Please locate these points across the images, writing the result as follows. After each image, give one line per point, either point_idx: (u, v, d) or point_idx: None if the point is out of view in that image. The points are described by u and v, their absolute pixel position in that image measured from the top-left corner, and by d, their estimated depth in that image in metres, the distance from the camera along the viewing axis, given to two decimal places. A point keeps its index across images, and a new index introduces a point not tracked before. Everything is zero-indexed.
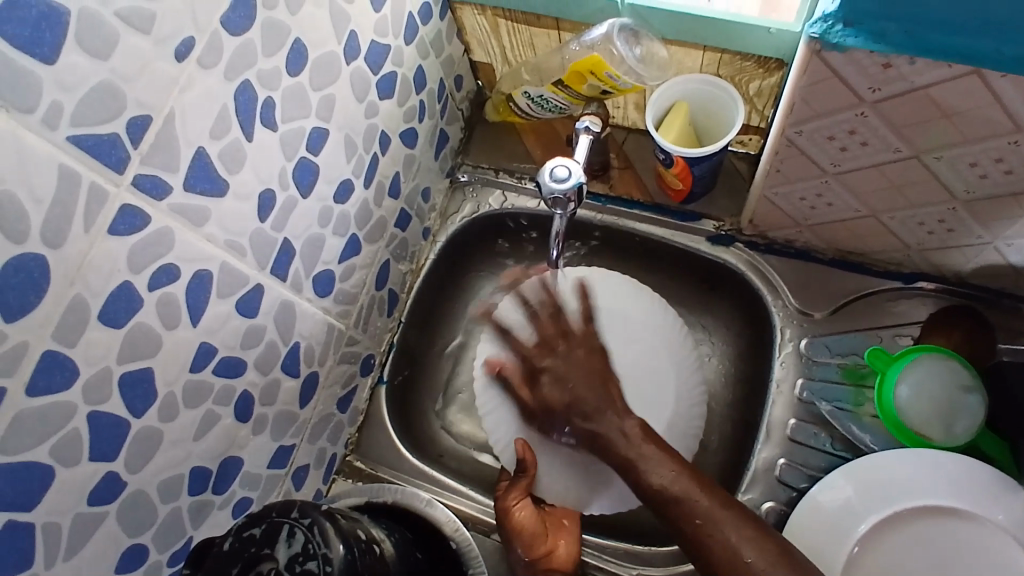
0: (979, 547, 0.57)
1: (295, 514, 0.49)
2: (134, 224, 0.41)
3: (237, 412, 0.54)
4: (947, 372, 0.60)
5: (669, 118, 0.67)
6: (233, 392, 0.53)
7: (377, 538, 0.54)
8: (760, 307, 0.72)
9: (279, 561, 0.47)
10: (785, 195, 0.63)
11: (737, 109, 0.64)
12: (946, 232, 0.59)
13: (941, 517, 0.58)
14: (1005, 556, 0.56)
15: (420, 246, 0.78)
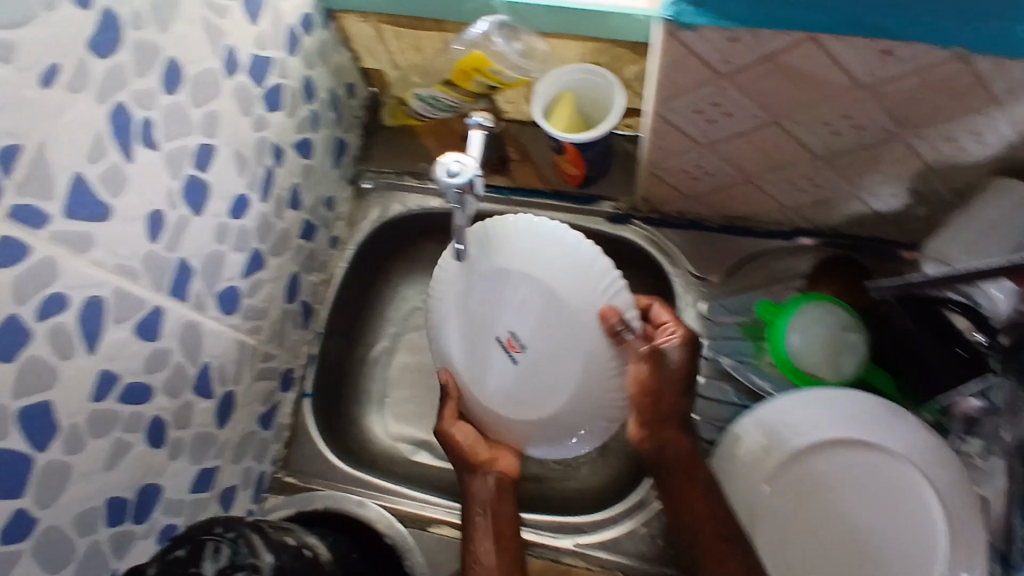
0: (887, 475, 0.62)
1: (218, 530, 0.50)
2: (17, 254, 0.40)
3: (149, 437, 0.53)
4: (831, 315, 0.67)
5: (557, 113, 0.69)
6: (143, 417, 0.52)
7: (310, 544, 0.56)
8: (662, 278, 0.76)
9: None
10: (669, 169, 0.67)
11: (614, 92, 0.67)
12: (814, 188, 0.65)
13: (849, 449, 0.63)
14: (905, 479, 0.61)
15: (330, 255, 0.78)
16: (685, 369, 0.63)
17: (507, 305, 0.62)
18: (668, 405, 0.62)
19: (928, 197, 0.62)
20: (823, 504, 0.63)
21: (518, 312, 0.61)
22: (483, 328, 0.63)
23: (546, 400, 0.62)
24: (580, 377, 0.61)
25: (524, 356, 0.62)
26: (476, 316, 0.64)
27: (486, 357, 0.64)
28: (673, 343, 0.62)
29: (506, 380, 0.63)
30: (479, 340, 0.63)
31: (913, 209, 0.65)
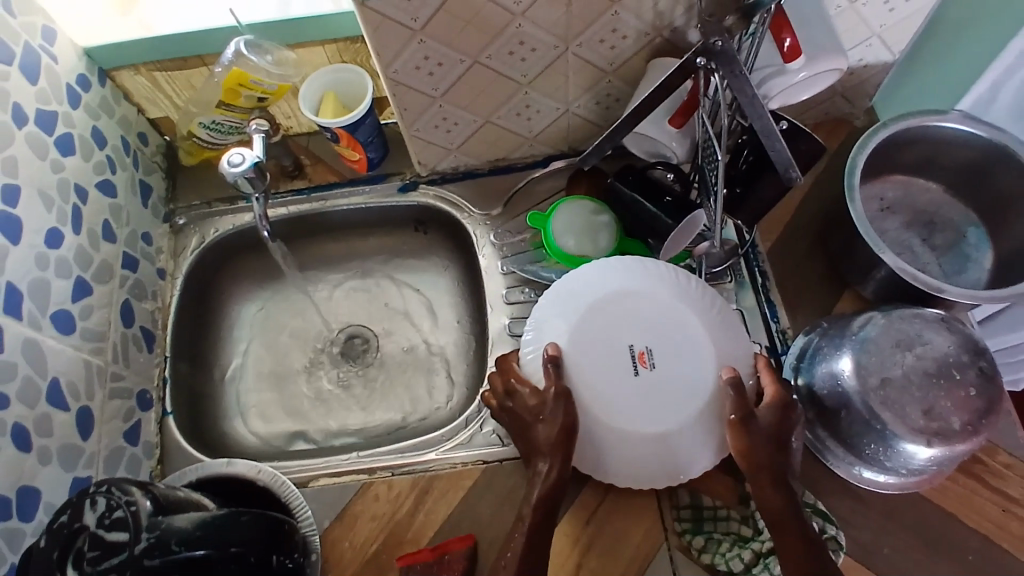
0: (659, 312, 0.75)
1: (99, 486, 0.56)
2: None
3: (15, 442, 0.61)
4: (583, 208, 0.83)
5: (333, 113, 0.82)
6: (5, 423, 0.60)
7: (195, 499, 0.62)
8: (456, 225, 0.91)
9: (90, 526, 0.54)
10: (424, 129, 0.82)
11: (342, 71, 0.82)
12: (536, 113, 0.82)
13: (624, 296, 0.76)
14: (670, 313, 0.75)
15: (160, 285, 0.86)
16: (782, 430, 0.68)
17: (605, 330, 0.74)
18: (777, 450, 0.67)
19: (617, 95, 0.82)
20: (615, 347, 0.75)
21: (609, 341, 0.74)
22: (603, 342, 0.73)
23: (660, 419, 0.70)
24: (673, 424, 0.70)
25: (655, 369, 0.73)
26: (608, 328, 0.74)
27: (596, 354, 0.73)
28: (764, 415, 0.68)
29: (619, 383, 0.72)
30: (610, 349, 0.73)
31: (613, 109, 0.84)
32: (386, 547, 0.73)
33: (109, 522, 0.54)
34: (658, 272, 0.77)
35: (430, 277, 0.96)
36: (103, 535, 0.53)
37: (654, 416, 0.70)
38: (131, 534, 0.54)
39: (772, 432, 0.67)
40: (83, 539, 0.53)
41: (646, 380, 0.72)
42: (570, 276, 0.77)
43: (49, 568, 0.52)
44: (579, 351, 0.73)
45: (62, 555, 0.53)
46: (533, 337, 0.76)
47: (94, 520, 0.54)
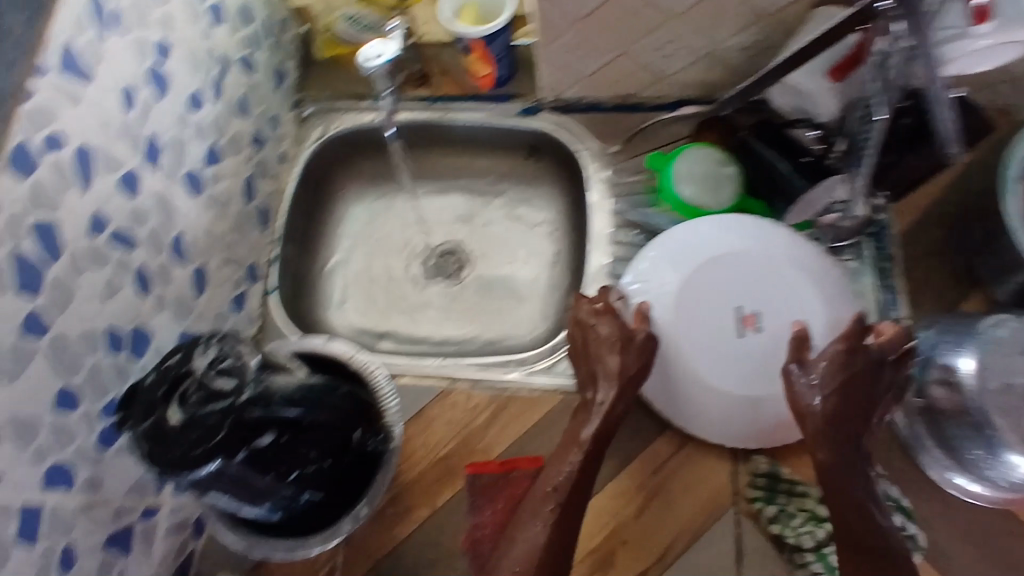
0: (768, 281, 0.74)
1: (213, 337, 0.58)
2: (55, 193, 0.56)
3: (137, 283, 0.64)
4: (711, 158, 0.80)
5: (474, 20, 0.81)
6: (131, 264, 0.64)
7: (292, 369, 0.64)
8: (572, 156, 0.89)
9: (197, 372, 0.56)
10: (559, 52, 0.80)
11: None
12: (677, 51, 0.79)
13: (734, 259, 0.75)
14: (779, 284, 0.74)
15: (280, 170, 0.89)
16: (844, 377, 0.63)
17: (714, 289, 0.74)
18: (833, 401, 0.63)
19: (768, 43, 0.77)
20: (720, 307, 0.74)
21: (716, 299, 0.73)
22: (712, 300, 0.73)
23: (758, 385, 0.70)
24: (770, 392, 0.70)
25: (761, 334, 0.72)
26: (717, 285, 0.74)
27: (704, 311, 0.73)
28: (822, 365, 0.64)
29: (722, 342, 0.71)
30: (718, 308, 0.73)
31: (760, 59, 0.80)
32: (455, 454, 0.75)
33: (217, 370, 0.56)
34: (773, 239, 0.75)
35: (535, 207, 0.95)
36: (210, 381, 0.55)
37: (754, 380, 0.70)
38: (237, 384, 0.56)
39: (828, 383, 0.64)
40: (189, 382, 0.55)
41: (751, 342, 0.71)
42: (683, 232, 0.76)
43: (153, 402, 0.55)
44: (687, 305, 0.73)
45: (169, 391, 0.55)
46: (639, 282, 0.76)
47: (202, 366, 0.56)
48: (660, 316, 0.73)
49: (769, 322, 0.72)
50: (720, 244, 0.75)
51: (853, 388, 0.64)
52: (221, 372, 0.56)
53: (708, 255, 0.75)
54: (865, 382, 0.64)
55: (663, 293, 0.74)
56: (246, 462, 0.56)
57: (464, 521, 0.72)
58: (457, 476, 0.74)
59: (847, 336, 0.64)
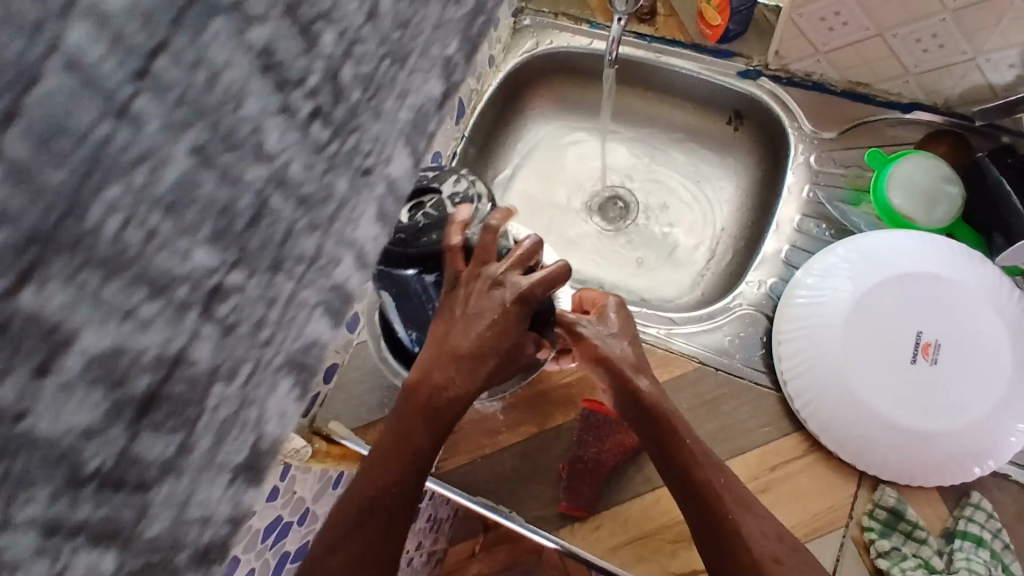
0: (961, 315, 0.68)
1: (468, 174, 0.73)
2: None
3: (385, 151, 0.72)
4: (938, 169, 0.73)
5: None
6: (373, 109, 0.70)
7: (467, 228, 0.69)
8: (779, 132, 0.84)
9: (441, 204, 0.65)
10: (808, 17, 0.75)
11: None
12: (938, 49, 0.72)
13: (930, 284, 0.69)
14: (971, 321, 0.68)
15: (485, 72, 0.89)
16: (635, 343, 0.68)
17: (895, 307, 0.69)
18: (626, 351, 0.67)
19: None
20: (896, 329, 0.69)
21: (897, 316, 0.69)
22: (889, 318, 0.69)
23: (914, 418, 0.65)
24: (926, 428, 0.65)
25: (937, 365, 0.67)
26: (900, 304, 0.69)
27: (876, 327, 0.68)
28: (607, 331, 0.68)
29: (887, 364, 0.67)
30: (892, 327, 0.68)
31: None
32: (578, 386, 0.75)
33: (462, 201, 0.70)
34: (979, 273, 0.69)
35: (719, 176, 0.92)
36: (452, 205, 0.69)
37: (911, 411, 0.66)
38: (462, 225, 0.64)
39: (625, 343, 0.68)
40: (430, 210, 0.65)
41: (918, 373, 0.66)
42: (878, 242, 0.71)
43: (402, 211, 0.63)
44: (859, 315, 0.69)
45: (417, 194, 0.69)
46: (816, 276, 0.72)
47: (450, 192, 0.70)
48: (827, 318, 0.70)
49: (946, 358, 0.67)
50: (916, 264, 0.70)
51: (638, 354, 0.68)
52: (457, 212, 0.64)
53: (902, 269, 0.69)
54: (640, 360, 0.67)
55: (838, 295, 0.70)
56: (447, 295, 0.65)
57: (567, 450, 0.72)
58: (570, 406, 0.75)
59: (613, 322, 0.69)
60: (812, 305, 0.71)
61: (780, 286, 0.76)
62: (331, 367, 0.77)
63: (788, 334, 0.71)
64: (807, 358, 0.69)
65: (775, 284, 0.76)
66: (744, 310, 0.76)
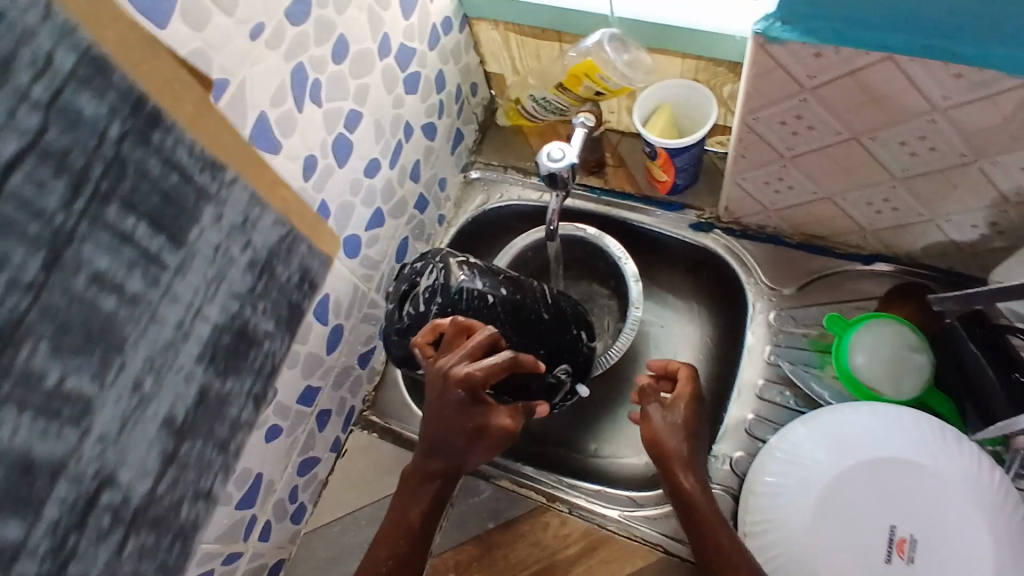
0: (940, 505, 0.63)
1: (438, 258, 0.65)
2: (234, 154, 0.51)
3: (329, 341, 0.72)
4: (899, 335, 0.69)
5: (654, 118, 0.78)
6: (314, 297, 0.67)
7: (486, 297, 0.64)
8: (737, 285, 0.81)
9: (422, 286, 0.64)
10: (752, 180, 0.73)
11: (709, 107, 0.76)
12: (892, 211, 0.69)
13: (905, 470, 0.64)
14: (953, 513, 0.63)
15: (436, 230, 0.89)
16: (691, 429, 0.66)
17: (867, 497, 0.64)
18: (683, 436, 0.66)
19: (1004, 228, 0.66)
20: (871, 521, 0.64)
21: (866, 508, 0.64)
22: (861, 509, 0.64)
23: None
24: None
25: (913, 566, 0.62)
26: (873, 493, 0.64)
27: (848, 519, 0.64)
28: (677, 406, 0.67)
29: (862, 563, 0.62)
30: (865, 519, 0.64)
31: (991, 240, 0.68)
32: None
33: (432, 298, 0.63)
34: (957, 458, 0.64)
35: (683, 323, 0.88)
36: (421, 305, 0.63)
37: None
38: (427, 309, 0.63)
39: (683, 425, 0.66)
40: (414, 291, 0.64)
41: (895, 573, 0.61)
42: (847, 420, 0.67)
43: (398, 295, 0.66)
44: (829, 507, 0.64)
45: (403, 291, 0.65)
46: (782, 458, 0.67)
47: (424, 285, 0.64)
48: (796, 509, 0.65)
49: (926, 555, 0.62)
50: (888, 446, 0.65)
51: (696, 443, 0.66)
52: (427, 301, 0.63)
53: (869, 455, 0.65)
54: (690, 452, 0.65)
55: (807, 482, 0.65)
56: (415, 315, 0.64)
57: None
58: None
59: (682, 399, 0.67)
60: (779, 494, 0.66)
61: (747, 461, 0.71)
62: (276, 563, 0.74)
63: (759, 524, 0.66)
64: (776, 556, 0.64)
65: (742, 459, 0.71)
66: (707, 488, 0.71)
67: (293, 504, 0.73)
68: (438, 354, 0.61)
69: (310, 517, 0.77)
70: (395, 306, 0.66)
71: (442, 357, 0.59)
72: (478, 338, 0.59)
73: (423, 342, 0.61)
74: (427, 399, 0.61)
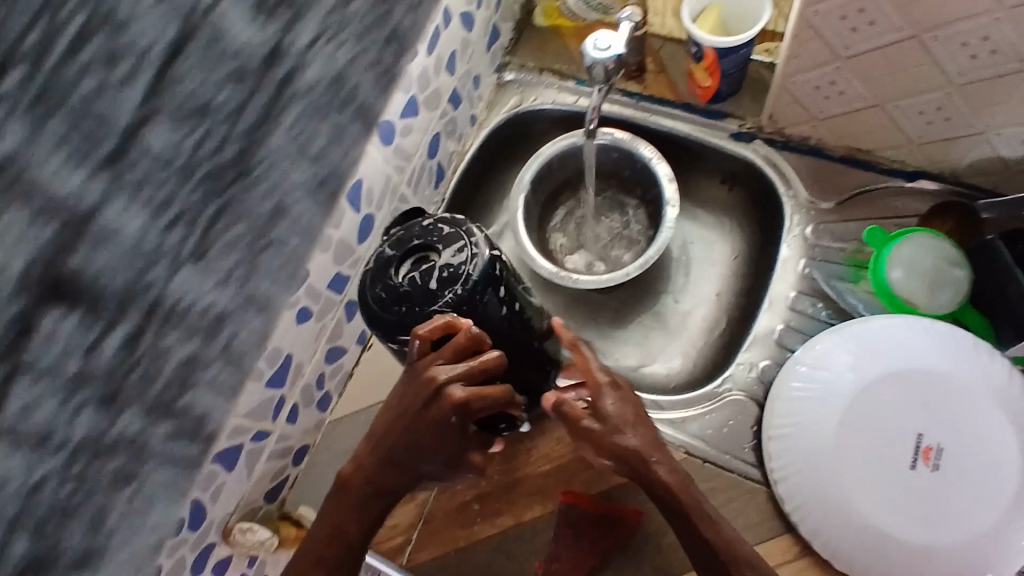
0: (968, 415, 0.63)
1: (476, 238, 0.55)
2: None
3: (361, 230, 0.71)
4: (939, 249, 0.67)
5: (704, 15, 0.76)
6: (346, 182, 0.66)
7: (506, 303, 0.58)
8: (773, 198, 0.80)
9: (441, 259, 0.54)
10: (801, 84, 0.70)
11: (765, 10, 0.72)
12: (943, 121, 0.67)
13: (937, 380, 0.64)
14: (980, 422, 0.63)
15: (467, 131, 0.86)
16: (642, 421, 0.59)
17: (895, 405, 0.64)
18: (638, 437, 0.58)
19: None
20: (898, 428, 0.64)
21: (894, 417, 0.64)
22: (889, 417, 0.64)
23: (914, 526, 0.61)
24: (927, 538, 0.60)
25: (937, 471, 0.62)
26: (902, 401, 0.64)
27: (875, 426, 0.64)
28: (610, 400, 0.58)
29: (885, 467, 0.63)
30: (893, 426, 0.64)
31: None
32: (558, 473, 0.71)
33: (450, 281, 0.53)
34: (990, 370, 0.64)
35: (713, 236, 0.87)
36: (435, 283, 0.53)
37: (910, 521, 0.61)
38: (436, 290, 0.53)
39: (626, 417, 0.58)
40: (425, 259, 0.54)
41: (917, 478, 0.62)
42: (880, 330, 0.66)
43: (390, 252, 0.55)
44: (857, 414, 0.64)
45: (414, 248, 0.54)
46: (810, 366, 0.67)
47: (445, 261, 0.54)
48: (823, 413, 0.65)
49: (950, 462, 0.62)
50: (921, 356, 0.65)
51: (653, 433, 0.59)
52: (444, 284, 0.53)
53: (902, 365, 0.65)
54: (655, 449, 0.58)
55: (836, 388, 0.65)
56: (428, 290, 0.53)
57: (544, 544, 0.69)
58: (549, 496, 0.70)
59: (595, 390, 0.59)
60: (805, 401, 0.66)
61: (774, 370, 0.71)
62: (302, 449, 0.75)
63: (784, 427, 0.66)
64: (799, 458, 0.65)
65: (768, 368, 0.71)
66: (733, 394, 0.71)
67: (320, 392, 0.74)
68: (437, 355, 0.54)
69: (335, 407, 0.78)
70: (390, 253, 0.55)
71: (442, 367, 0.53)
72: (484, 358, 0.54)
73: (422, 338, 0.53)
74: (398, 396, 0.56)
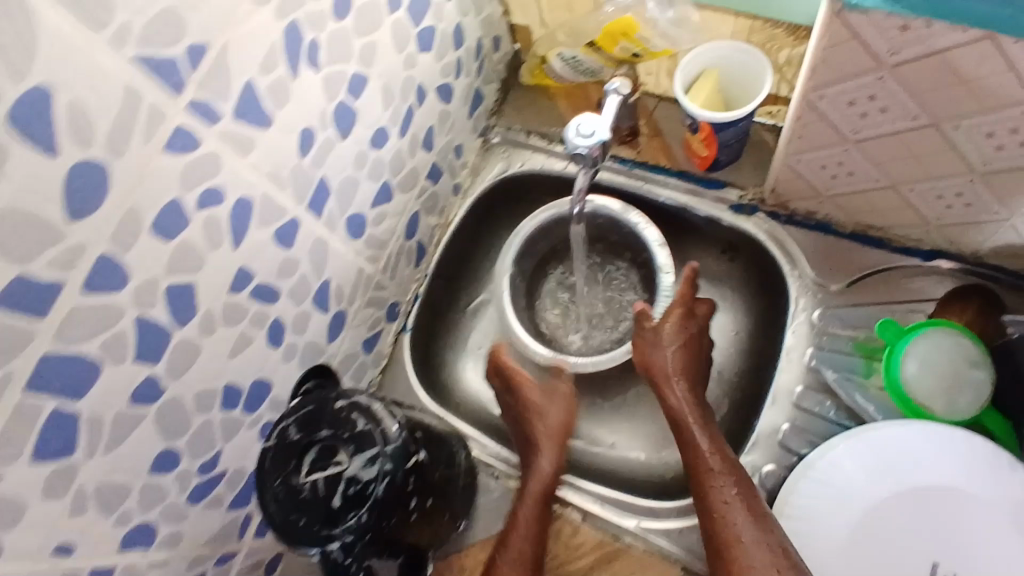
0: (990, 542, 0.57)
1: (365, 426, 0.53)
2: (210, 116, 0.46)
3: (331, 328, 0.67)
4: (956, 348, 0.61)
5: (699, 83, 0.69)
6: (311, 284, 0.62)
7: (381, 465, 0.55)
8: (777, 276, 0.73)
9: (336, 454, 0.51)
10: (806, 162, 0.64)
11: (766, 75, 0.65)
12: (964, 207, 0.60)
13: (954, 499, 0.58)
14: (1003, 551, 0.57)
15: (450, 201, 0.81)
16: (693, 361, 0.70)
17: (907, 527, 0.59)
18: (680, 356, 0.70)
19: None
20: (910, 553, 0.58)
21: (907, 542, 0.58)
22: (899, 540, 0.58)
23: None
24: None
25: None
26: (914, 523, 0.59)
27: (883, 549, 0.59)
28: (671, 326, 0.71)
29: None
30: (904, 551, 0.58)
31: None
32: None
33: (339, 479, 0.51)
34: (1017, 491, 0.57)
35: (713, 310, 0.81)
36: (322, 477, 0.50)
37: None
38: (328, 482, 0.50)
39: (677, 341, 0.70)
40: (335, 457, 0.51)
41: None
42: (895, 440, 0.60)
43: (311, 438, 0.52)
44: (864, 536, 0.59)
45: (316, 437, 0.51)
46: (816, 476, 0.61)
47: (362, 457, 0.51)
48: (829, 535, 0.59)
49: None
50: (938, 472, 0.59)
51: (696, 374, 0.70)
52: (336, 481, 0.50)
53: (916, 481, 0.59)
54: (693, 366, 0.70)
55: (843, 506, 0.60)
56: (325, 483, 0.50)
57: None
58: None
59: (676, 316, 0.71)
60: (811, 520, 0.60)
61: (777, 476, 0.66)
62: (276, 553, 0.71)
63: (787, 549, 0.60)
64: None
65: (771, 473, 0.66)
66: None
67: None
68: None
69: None
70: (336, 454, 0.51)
71: None
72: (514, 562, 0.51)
73: None
74: None
